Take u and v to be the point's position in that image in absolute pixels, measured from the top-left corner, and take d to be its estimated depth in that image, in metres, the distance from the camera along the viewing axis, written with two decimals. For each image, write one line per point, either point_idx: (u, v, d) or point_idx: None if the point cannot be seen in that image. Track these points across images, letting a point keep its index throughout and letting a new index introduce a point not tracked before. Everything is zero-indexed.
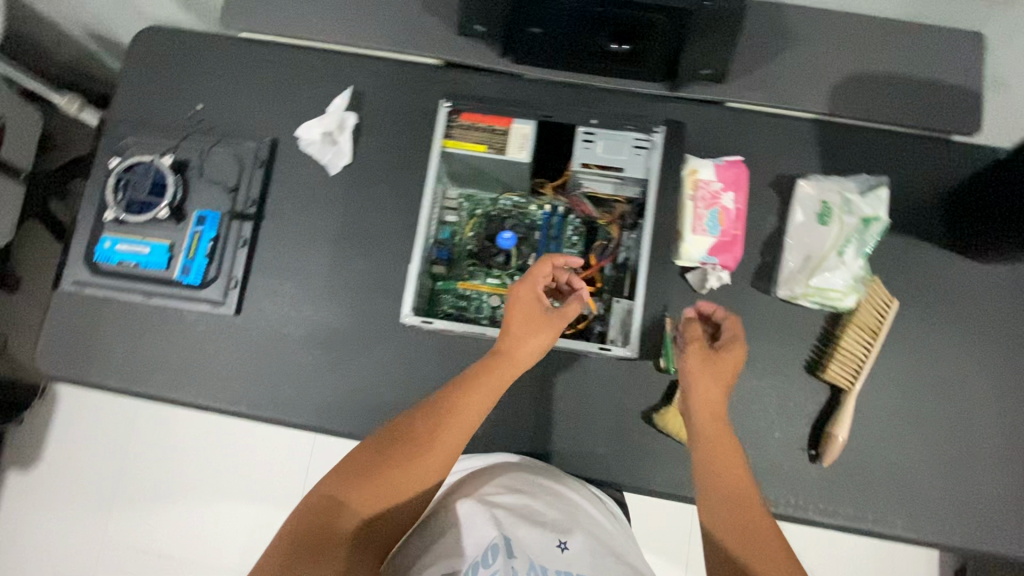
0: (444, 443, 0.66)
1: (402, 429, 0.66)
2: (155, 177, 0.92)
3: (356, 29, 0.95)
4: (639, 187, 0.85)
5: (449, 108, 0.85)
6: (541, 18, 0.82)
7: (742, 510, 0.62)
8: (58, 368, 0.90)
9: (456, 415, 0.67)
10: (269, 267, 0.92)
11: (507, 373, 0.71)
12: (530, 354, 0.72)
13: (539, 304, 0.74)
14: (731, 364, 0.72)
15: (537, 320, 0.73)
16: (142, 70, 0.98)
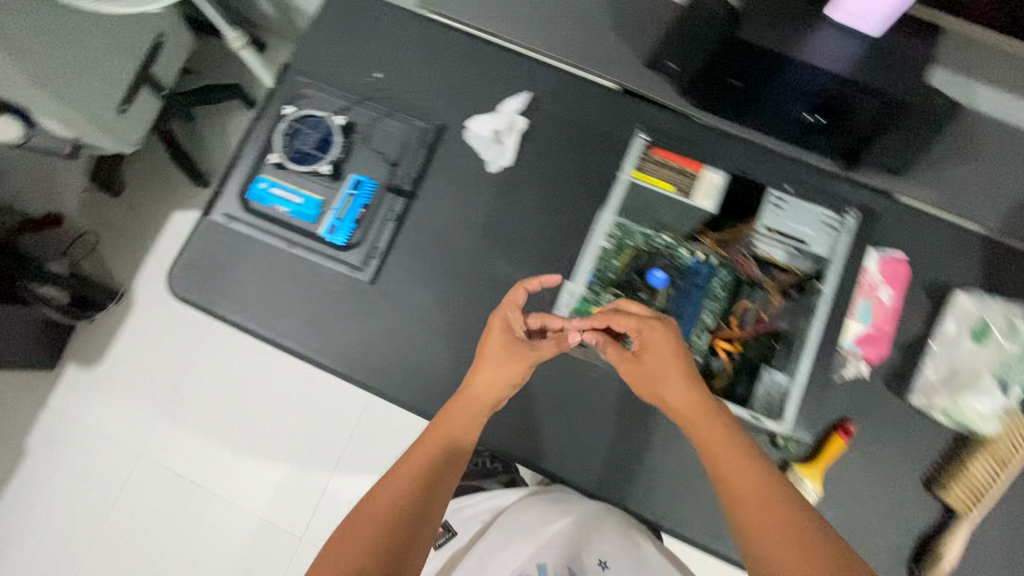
0: (425, 467, 0.74)
1: (392, 472, 0.74)
2: (325, 132, 0.95)
3: (547, 38, 0.96)
4: (813, 263, 0.87)
5: (645, 142, 0.91)
6: (744, 71, 0.81)
7: (757, 503, 0.64)
8: (190, 292, 0.92)
9: (430, 442, 0.77)
10: (410, 245, 0.93)
11: (476, 404, 0.80)
12: (499, 381, 0.80)
13: (497, 342, 0.83)
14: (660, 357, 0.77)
15: (500, 353, 0.81)
16: (331, 27, 1.00)
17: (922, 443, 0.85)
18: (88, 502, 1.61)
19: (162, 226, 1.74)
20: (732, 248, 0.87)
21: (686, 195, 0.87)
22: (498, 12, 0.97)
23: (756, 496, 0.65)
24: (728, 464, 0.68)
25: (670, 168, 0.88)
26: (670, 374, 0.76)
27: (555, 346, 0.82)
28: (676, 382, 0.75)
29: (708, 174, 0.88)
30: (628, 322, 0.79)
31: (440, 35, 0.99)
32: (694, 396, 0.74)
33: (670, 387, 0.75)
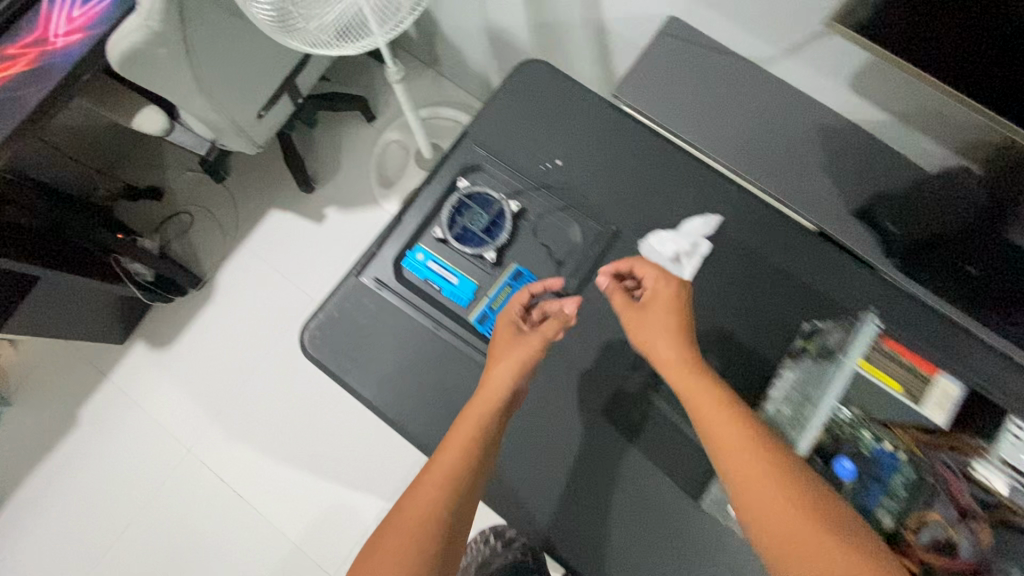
0: (443, 476, 0.71)
1: (414, 483, 0.72)
2: (494, 214, 0.89)
3: (749, 161, 0.89)
4: None
5: (875, 326, 0.80)
6: (986, 260, 0.77)
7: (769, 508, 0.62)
8: (321, 353, 0.86)
9: (448, 444, 0.73)
10: (560, 355, 0.86)
11: (491, 395, 0.75)
12: (508, 374, 0.76)
13: (506, 335, 0.80)
14: (661, 310, 0.77)
15: (505, 344, 0.79)
16: (518, 100, 0.95)
17: None
18: (128, 488, 1.57)
19: (255, 221, 1.71)
20: (934, 456, 0.73)
21: (915, 402, 0.76)
22: (700, 123, 0.90)
23: (774, 500, 0.62)
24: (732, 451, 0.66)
25: (902, 367, 0.77)
26: (663, 332, 0.75)
27: (556, 326, 0.79)
28: (668, 341, 0.74)
29: (943, 382, 0.77)
30: (647, 275, 0.80)
31: (630, 133, 0.93)
32: (697, 374, 0.72)
33: (660, 353, 0.75)
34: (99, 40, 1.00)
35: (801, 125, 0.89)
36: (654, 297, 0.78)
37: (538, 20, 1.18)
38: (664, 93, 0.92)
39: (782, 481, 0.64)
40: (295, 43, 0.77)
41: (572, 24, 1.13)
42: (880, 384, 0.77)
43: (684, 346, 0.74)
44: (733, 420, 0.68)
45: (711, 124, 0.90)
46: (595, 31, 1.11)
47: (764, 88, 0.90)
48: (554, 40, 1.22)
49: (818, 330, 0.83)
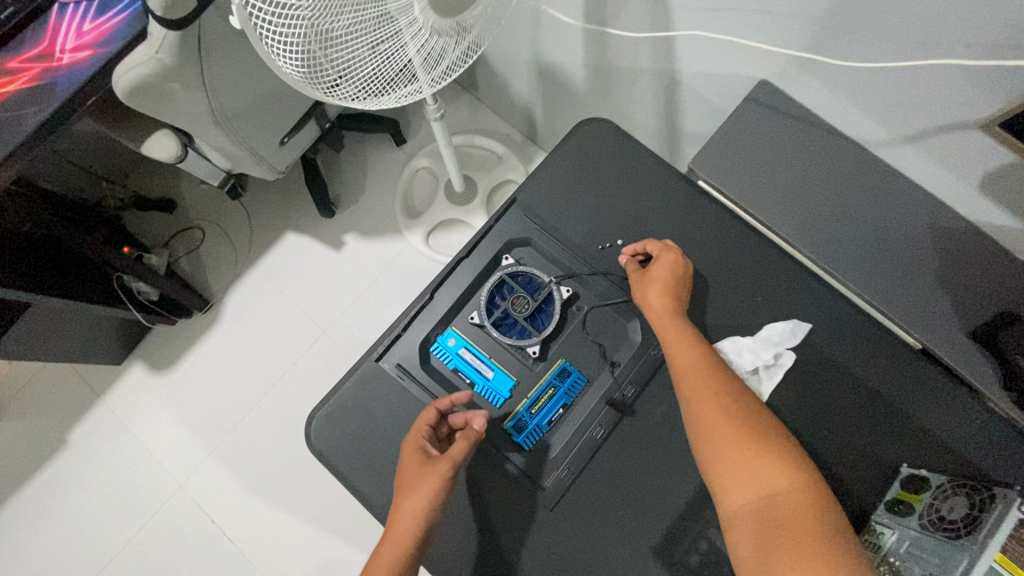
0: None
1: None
2: (542, 301, 0.78)
3: (843, 260, 0.76)
4: None
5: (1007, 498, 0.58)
6: None
7: (752, 484, 0.59)
8: (327, 447, 0.74)
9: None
10: (607, 476, 0.71)
11: (403, 530, 0.65)
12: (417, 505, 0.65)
13: (409, 462, 0.68)
14: (664, 272, 0.71)
15: (408, 473, 0.68)
16: (577, 165, 0.84)
17: None
18: (110, 524, 1.46)
19: (270, 243, 1.60)
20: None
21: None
22: (786, 210, 0.78)
23: (738, 446, 0.60)
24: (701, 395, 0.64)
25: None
26: (658, 298, 0.71)
27: (465, 448, 0.68)
28: (659, 286, 0.71)
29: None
30: (656, 243, 0.75)
31: (702, 213, 0.82)
32: (678, 321, 0.70)
33: (652, 310, 0.71)
34: (110, 58, 0.89)
35: (909, 221, 0.76)
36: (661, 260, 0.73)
37: (598, 65, 1.06)
38: (746, 173, 0.80)
39: (742, 432, 0.61)
40: (331, 100, 0.66)
41: (636, 75, 1.02)
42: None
43: (673, 296, 0.71)
44: (704, 369, 0.66)
45: (801, 213, 0.78)
46: (661, 86, 0.99)
47: (862, 176, 0.78)
48: (613, 87, 1.10)
49: (942, 491, 0.65)
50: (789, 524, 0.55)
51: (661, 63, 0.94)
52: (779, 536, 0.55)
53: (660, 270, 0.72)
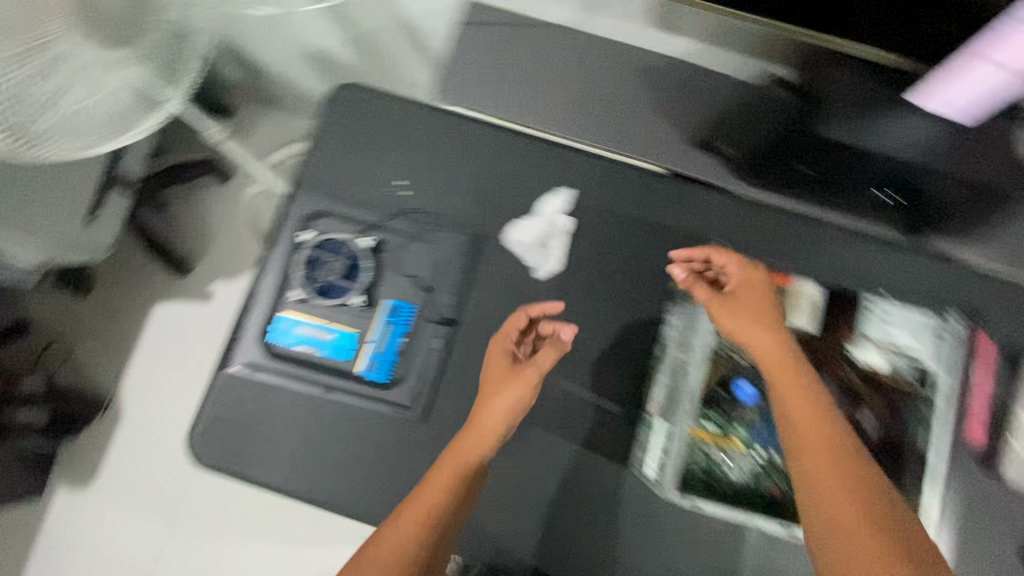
0: (397, 540, 0.64)
1: (365, 544, 0.65)
2: (349, 255, 0.84)
3: (583, 126, 0.88)
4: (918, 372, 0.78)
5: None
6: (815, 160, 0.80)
7: (857, 515, 0.56)
8: (214, 459, 0.82)
9: (418, 498, 0.67)
10: (456, 377, 0.82)
11: (476, 431, 0.72)
12: (502, 401, 0.74)
13: (498, 364, 0.78)
14: (750, 296, 0.72)
15: (495, 375, 0.77)
16: (339, 130, 0.89)
17: None
18: None
19: (141, 320, 1.58)
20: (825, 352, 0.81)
21: (790, 318, 0.82)
22: (525, 102, 0.89)
23: (819, 456, 0.59)
24: (797, 396, 0.63)
25: (769, 290, 0.83)
26: (750, 314, 0.70)
27: (552, 355, 0.76)
28: (742, 304, 0.71)
29: (810, 292, 0.83)
30: (720, 256, 0.76)
31: (462, 131, 0.90)
32: (791, 351, 0.67)
33: (746, 330, 0.69)
34: None
35: (622, 71, 0.89)
36: (744, 281, 0.74)
37: (344, 33, 1.11)
38: (483, 82, 0.89)
39: (849, 475, 0.58)
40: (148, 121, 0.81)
41: (380, 30, 1.08)
42: None
43: (765, 315, 0.70)
44: (801, 393, 0.63)
45: (537, 99, 0.89)
46: (402, 31, 1.06)
47: (573, 47, 0.90)
48: (370, 50, 1.16)
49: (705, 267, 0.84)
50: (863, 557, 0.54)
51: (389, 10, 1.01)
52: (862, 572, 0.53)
53: (749, 295, 0.72)
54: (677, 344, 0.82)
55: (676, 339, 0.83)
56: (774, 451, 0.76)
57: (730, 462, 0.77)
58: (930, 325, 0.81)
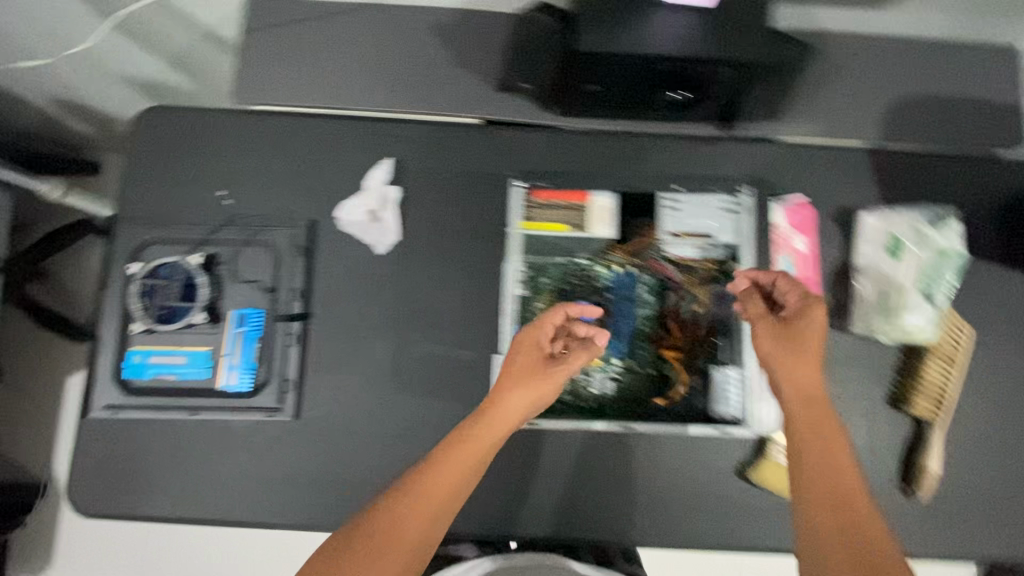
0: (372, 572, 0.55)
1: (332, 568, 0.55)
2: (184, 276, 0.84)
3: (391, 98, 0.88)
4: (727, 250, 0.85)
5: (522, 189, 0.87)
6: (599, 80, 0.78)
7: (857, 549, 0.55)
8: (102, 504, 0.82)
9: (405, 520, 0.59)
10: (319, 366, 0.84)
11: (499, 425, 0.68)
12: (518, 410, 0.70)
13: (523, 363, 0.73)
14: (811, 326, 0.68)
15: (523, 371, 0.72)
16: (146, 156, 0.87)
17: (875, 362, 0.88)
18: None
19: (54, 396, 1.54)
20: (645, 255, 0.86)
21: (582, 229, 0.85)
22: (326, 84, 0.88)
23: (844, 503, 0.58)
24: (825, 444, 0.62)
25: (556, 209, 0.86)
26: (810, 354, 0.67)
27: (584, 359, 0.74)
28: (795, 341, 0.68)
29: (596, 199, 0.86)
30: (789, 291, 0.71)
31: (270, 125, 0.88)
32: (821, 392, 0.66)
33: (806, 376, 0.66)
34: None
35: (414, 33, 0.89)
36: (804, 310, 0.70)
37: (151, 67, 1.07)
38: (278, 73, 0.87)
39: (850, 515, 0.57)
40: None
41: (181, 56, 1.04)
42: (544, 233, 0.85)
43: (794, 340, 0.68)
44: (825, 423, 0.63)
45: (336, 78, 0.88)
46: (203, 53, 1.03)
47: (361, 19, 0.88)
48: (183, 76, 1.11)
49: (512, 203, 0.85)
50: None
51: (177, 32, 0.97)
52: None
53: (806, 322, 0.69)
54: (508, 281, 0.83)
55: (511, 277, 0.83)
56: (621, 357, 0.84)
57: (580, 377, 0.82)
58: (718, 202, 0.86)
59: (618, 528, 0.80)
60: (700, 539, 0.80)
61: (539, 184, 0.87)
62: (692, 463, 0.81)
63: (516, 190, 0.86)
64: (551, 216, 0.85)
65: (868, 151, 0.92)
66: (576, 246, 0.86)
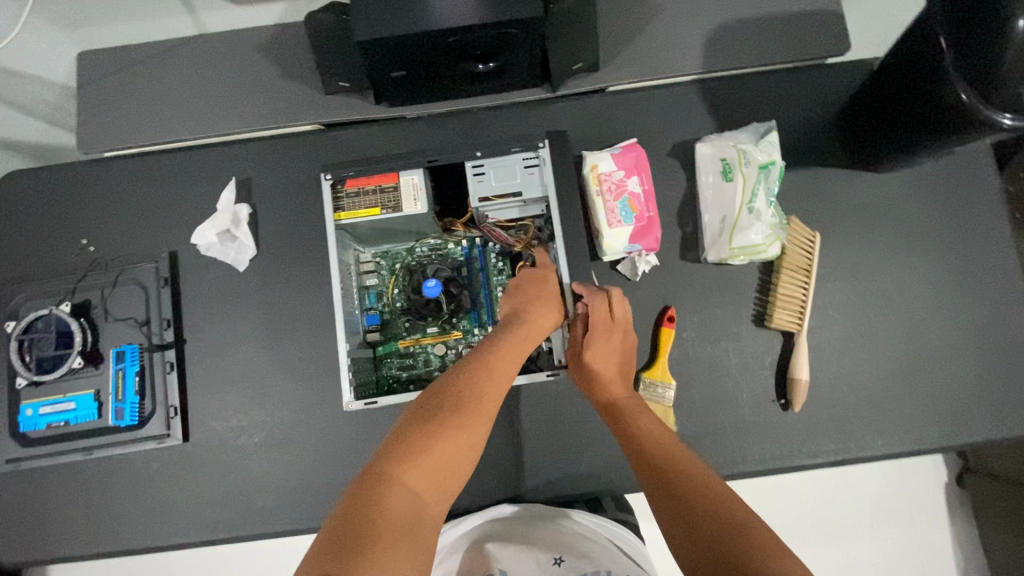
0: (458, 457, 0.60)
1: (424, 449, 0.58)
2: (58, 326, 0.86)
3: (226, 120, 0.90)
4: (542, 204, 0.84)
5: (330, 181, 0.83)
6: (399, 63, 0.78)
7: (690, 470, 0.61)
8: (19, 552, 0.86)
9: (477, 413, 0.63)
10: (204, 385, 0.89)
11: (531, 336, 0.74)
12: (544, 330, 0.77)
13: (532, 285, 0.80)
14: (608, 345, 0.79)
15: (536, 293, 0.79)
16: (18, 219, 0.93)
17: (739, 286, 0.87)
18: None
19: None
20: (476, 224, 0.87)
21: (398, 209, 0.81)
22: (160, 119, 0.91)
23: (675, 448, 0.65)
24: (645, 420, 0.71)
25: (369, 194, 0.82)
26: (613, 365, 0.78)
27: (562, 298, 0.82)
28: (595, 358, 0.78)
29: (406, 177, 0.82)
30: (597, 309, 0.80)
31: (125, 170, 0.93)
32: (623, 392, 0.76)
33: (607, 383, 0.77)
34: None
35: (236, 54, 0.90)
36: (604, 331, 0.79)
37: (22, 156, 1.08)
38: (118, 119, 0.91)
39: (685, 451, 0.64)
40: None
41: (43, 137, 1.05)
42: (364, 220, 0.81)
43: (596, 358, 0.78)
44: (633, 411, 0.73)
45: (168, 111, 0.91)
46: (63, 127, 1.05)
47: (187, 51, 0.91)
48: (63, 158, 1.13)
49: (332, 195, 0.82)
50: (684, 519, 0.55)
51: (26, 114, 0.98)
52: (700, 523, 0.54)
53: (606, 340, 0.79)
54: (353, 274, 0.85)
55: (356, 270, 0.87)
56: (480, 325, 0.86)
57: (446, 351, 0.85)
58: (517, 159, 0.83)
59: (501, 489, 0.84)
60: (582, 486, 0.83)
61: (346, 173, 0.83)
62: (566, 412, 0.85)
63: (324, 184, 0.83)
64: (365, 203, 0.82)
65: (698, 84, 0.93)
66: (402, 225, 0.84)
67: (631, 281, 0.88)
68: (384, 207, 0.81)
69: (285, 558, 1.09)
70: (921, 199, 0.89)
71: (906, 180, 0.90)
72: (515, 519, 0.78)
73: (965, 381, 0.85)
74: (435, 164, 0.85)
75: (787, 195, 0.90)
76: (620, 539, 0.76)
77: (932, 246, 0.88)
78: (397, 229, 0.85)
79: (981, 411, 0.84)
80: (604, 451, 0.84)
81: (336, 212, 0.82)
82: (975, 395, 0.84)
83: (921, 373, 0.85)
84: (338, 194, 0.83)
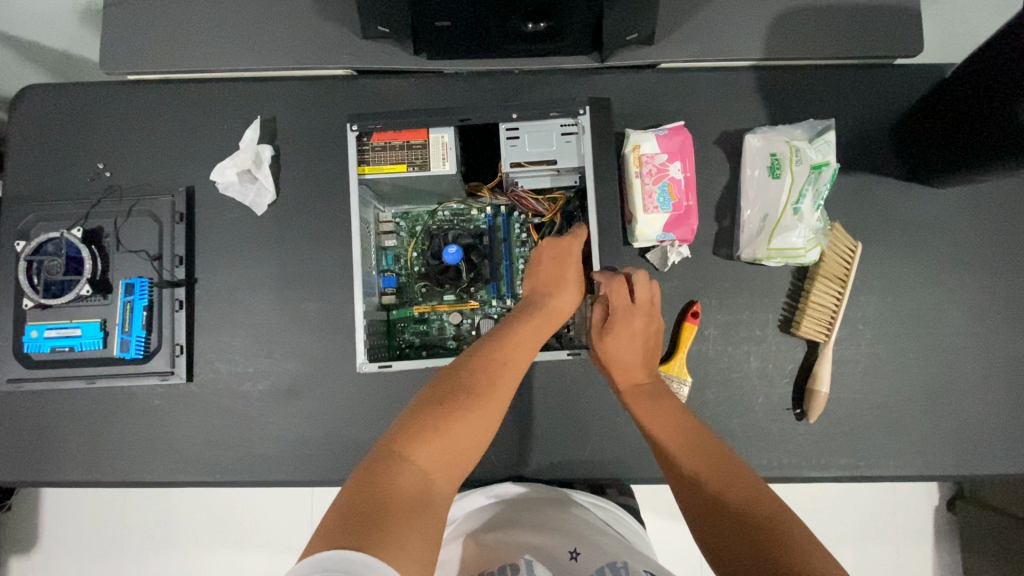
0: (469, 439, 0.57)
1: (433, 429, 0.56)
2: (68, 251, 0.84)
3: (254, 56, 0.85)
4: (575, 175, 0.80)
5: (356, 132, 0.78)
6: (447, 11, 0.73)
7: (720, 460, 0.59)
8: (16, 471, 0.86)
9: (490, 395, 0.61)
10: (211, 327, 0.87)
11: (547, 320, 0.72)
12: (558, 314, 0.74)
13: (551, 270, 0.76)
14: (629, 331, 0.76)
15: (556, 280, 0.76)
16: (34, 134, 0.90)
17: (770, 288, 0.84)
18: None
19: None
20: (504, 191, 0.83)
21: (425, 168, 0.77)
22: (186, 45, 0.86)
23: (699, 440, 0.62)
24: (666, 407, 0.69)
25: (396, 149, 0.78)
26: (635, 352, 0.75)
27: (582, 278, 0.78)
28: (618, 344, 0.75)
29: (436, 135, 0.78)
30: (617, 294, 0.76)
31: (148, 96, 0.90)
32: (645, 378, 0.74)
33: (629, 369, 0.75)
34: None
35: None
36: (626, 316, 0.76)
37: (37, 71, 1.04)
38: (141, 40, 0.87)
39: (711, 442, 0.62)
40: None
41: (61, 57, 1.02)
42: (390, 175, 0.78)
43: (618, 345, 0.75)
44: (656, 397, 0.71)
45: (195, 38, 0.86)
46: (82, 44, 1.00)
47: None
48: (83, 76, 1.09)
49: (360, 149, 0.79)
50: (719, 510, 0.53)
51: (45, 26, 0.93)
52: (731, 513, 0.52)
53: (629, 326, 0.76)
54: (374, 233, 0.82)
55: (376, 229, 0.85)
56: (498, 298, 0.84)
57: (461, 321, 0.82)
58: (554, 126, 0.79)
59: (502, 465, 0.82)
60: (584, 472, 0.82)
61: (373, 125, 0.79)
62: (577, 396, 0.83)
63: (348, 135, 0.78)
64: (391, 158, 0.78)
65: (755, 71, 0.87)
66: (428, 185, 0.80)
67: (658, 271, 0.84)
68: (411, 163, 0.77)
69: (274, 505, 1.09)
70: (971, 220, 0.85)
71: (959, 199, 0.85)
72: (518, 497, 0.76)
73: (987, 413, 0.82)
74: (467, 123, 0.80)
75: (832, 199, 0.86)
76: (620, 520, 0.75)
77: (976, 271, 0.85)
78: (421, 189, 0.81)
79: (999, 445, 0.82)
80: (609, 441, 0.82)
81: (361, 166, 0.78)
82: (996, 428, 0.82)
83: (944, 400, 0.83)
84: (365, 148, 0.79)
